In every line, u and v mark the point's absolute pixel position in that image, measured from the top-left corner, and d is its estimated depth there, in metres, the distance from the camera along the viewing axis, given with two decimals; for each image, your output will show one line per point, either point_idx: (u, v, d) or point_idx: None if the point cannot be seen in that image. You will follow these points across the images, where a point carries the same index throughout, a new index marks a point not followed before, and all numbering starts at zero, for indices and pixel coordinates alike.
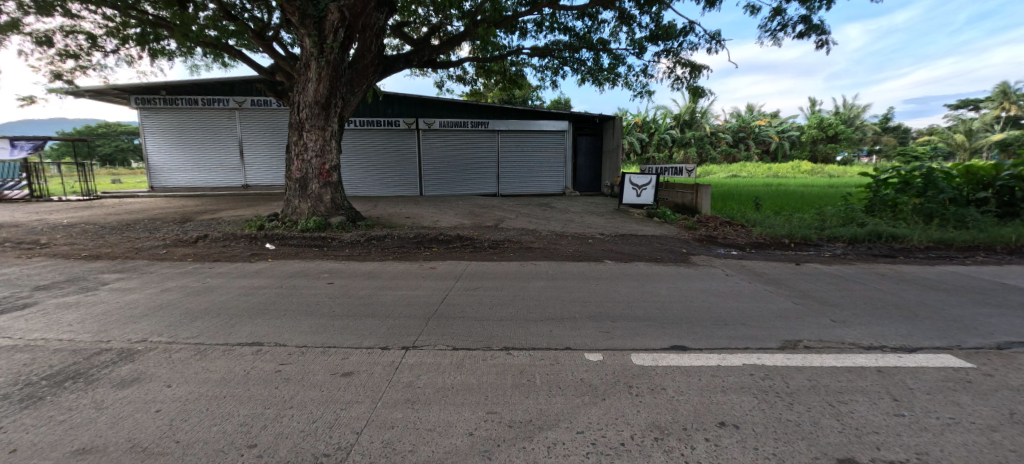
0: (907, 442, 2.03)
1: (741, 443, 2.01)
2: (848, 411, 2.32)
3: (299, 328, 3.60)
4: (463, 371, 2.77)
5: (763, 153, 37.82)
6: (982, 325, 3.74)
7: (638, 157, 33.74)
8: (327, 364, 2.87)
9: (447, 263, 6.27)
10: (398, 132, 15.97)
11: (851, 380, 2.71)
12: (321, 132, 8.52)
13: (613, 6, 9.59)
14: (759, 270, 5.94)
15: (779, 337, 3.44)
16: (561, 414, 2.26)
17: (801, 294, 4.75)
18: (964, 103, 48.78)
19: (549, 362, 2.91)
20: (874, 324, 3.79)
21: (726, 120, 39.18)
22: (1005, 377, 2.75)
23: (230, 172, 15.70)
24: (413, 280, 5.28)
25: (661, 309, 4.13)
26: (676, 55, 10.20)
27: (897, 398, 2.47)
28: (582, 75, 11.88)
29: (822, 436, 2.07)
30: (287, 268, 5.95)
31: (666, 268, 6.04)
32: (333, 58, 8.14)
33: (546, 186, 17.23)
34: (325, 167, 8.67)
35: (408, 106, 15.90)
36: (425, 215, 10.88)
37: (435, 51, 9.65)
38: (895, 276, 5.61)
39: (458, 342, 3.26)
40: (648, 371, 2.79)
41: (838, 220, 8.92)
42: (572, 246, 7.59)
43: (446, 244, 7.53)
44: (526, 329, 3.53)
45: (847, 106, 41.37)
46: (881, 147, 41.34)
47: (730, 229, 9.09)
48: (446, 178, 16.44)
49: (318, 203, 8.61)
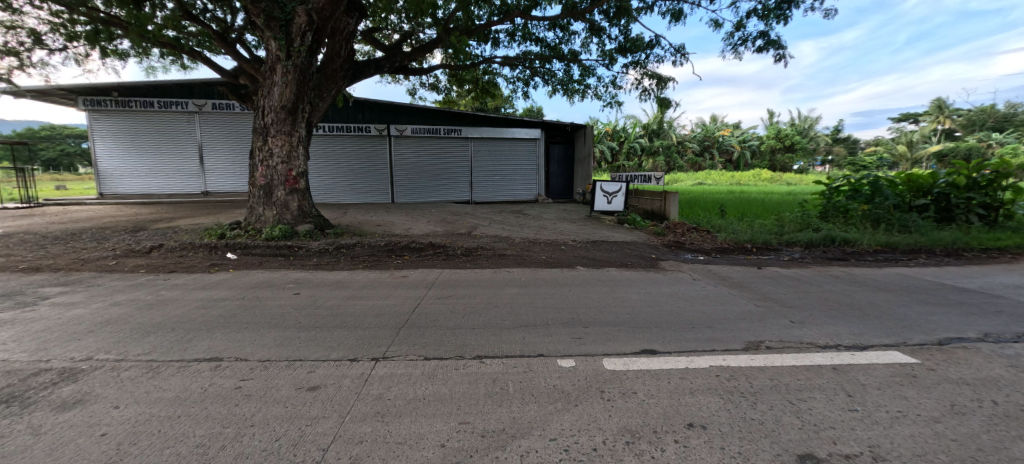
0: (861, 436, 2.15)
1: (708, 443, 2.06)
2: (807, 408, 2.43)
3: (261, 341, 3.44)
4: (436, 381, 2.72)
5: (727, 162, 39.46)
6: (925, 323, 4.01)
7: (608, 165, 34.43)
8: (292, 378, 2.76)
9: (419, 271, 6.17)
10: (369, 138, 15.72)
11: (809, 378, 2.83)
12: (288, 137, 8.27)
13: (584, 18, 9.87)
14: (724, 274, 6.16)
15: (743, 339, 3.57)
16: (534, 421, 2.25)
17: (763, 296, 4.96)
18: (905, 117, 52.60)
19: (521, 370, 2.91)
20: (830, 323, 4.00)
21: (692, 130, 40.71)
22: (946, 371, 2.96)
23: (189, 178, 14.97)
24: (383, 289, 5.17)
25: (631, 314, 4.20)
26: (644, 66, 10.58)
27: (851, 394, 2.61)
28: (553, 85, 12.12)
29: (784, 434, 2.16)
30: (251, 279, 5.71)
31: (635, 273, 6.16)
32: (301, 62, 7.95)
33: (518, 193, 17.31)
34: (291, 173, 8.40)
35: (379, 112, 15.77)
36: (396, 222, 10.69)
37: (407, 57, 9.55)
38: (847, 278, 5.94)
39: (429, 351, 3.21)
40: (620, 376, 2.82)
41: (796, 226, 9.39)
42: (545, 252, 7.66)
43: (419, 252, 7.44)
44: (498, 337, 3.52)
45: (803, 118, 43.71)
46: (833, 157, 43.92)
47: (696, 235, 9.40)
48: (418, 184, 16.24)
49: (285, 210, 8.31)
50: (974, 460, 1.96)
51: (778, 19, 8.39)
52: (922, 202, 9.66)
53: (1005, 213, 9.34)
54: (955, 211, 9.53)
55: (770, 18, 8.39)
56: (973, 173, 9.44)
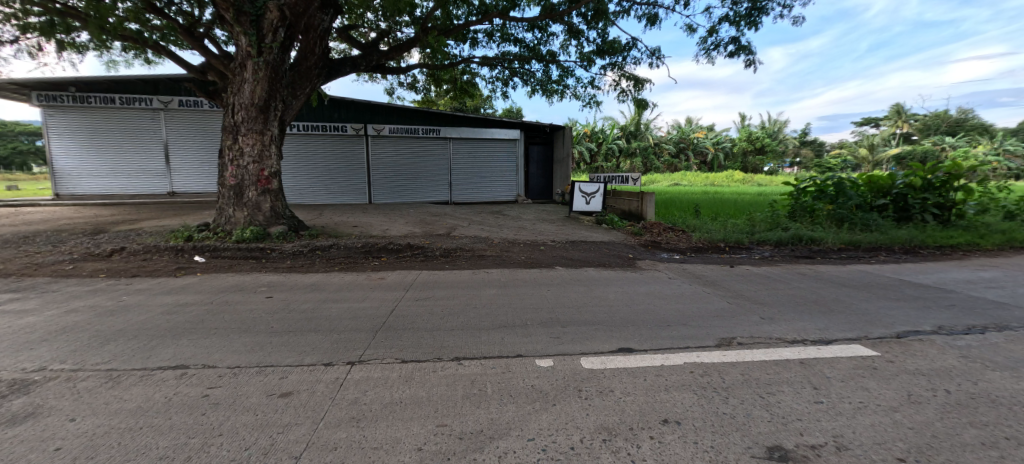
0: (825, 427, 2.24)
1: (682, 438, 2.11)
2: (776, 402, 2.51)
3: (230, 347, 3.33)
4: (413, 384, 2.69)
5: (702, 164, 40.51)
6: (884, 317, 4.22)
7: (587, 166, 34.84)
8: (263, 385, 2.68)
9: (397, 273, 6.09)
10: (345, 138, 15.42)
11: (778, 372, 2.93)
12: (259, 136, 8.02)
13: (562, 20, 9.95)
14: (698, 273, 6.32)
15: (716, 335, 3.66)
16: (513, 421, 2.25)
17: (735, 294, 5.10)
18: (867, 121, 55.08)
19: (500, 370, 2.91)
20: (797, 319, 4.15)
21: (668, 131, 41.65)
22: (904, 362, 3.12)
23: (153, 178, 14.33)
24: (359, 291, 5.07)
25: (609, 313, 4.26)
26: (621, 69, 10.75)
27: (817, 386, 2.71)
28: (532, 86, 12.18)
29: (754, 427, 2.23)
30: (220, 282, 5.51)
31: (613, 273, 6.25)
32: (273, 59, 7.73)
33: (498, 193, 17.29)
34: (264, 173, 8.16)
35: (356, 111, 15.48)
36: (374, 223, 10.52)
37: (384, 56, 9.42)
38: (814, 275, 6.18)
39: (407, 354, 3.17)
40: (597, 374, 2.85)
41: (766, 225, 9.72)
42: (524, 253, 7.67)
43: (397, 254, 7.34)
44: (477, 338, 3.51)
45: (772, 121, 45.26)
46: (801, 160, 45.63)
47: (672, 235, 9.62)
48: (396, 185, 16.02)
49: (256, 211, 8.05)
50: (928, 447, 2.07)
51: (749, 25, 8.67)
52: (882, 202, 10.14)
53: (957, 212, 9.89)
54: (912, 211, 10.04)
55: (741, 24, 8.64)
56: (928, 175, 9.97)
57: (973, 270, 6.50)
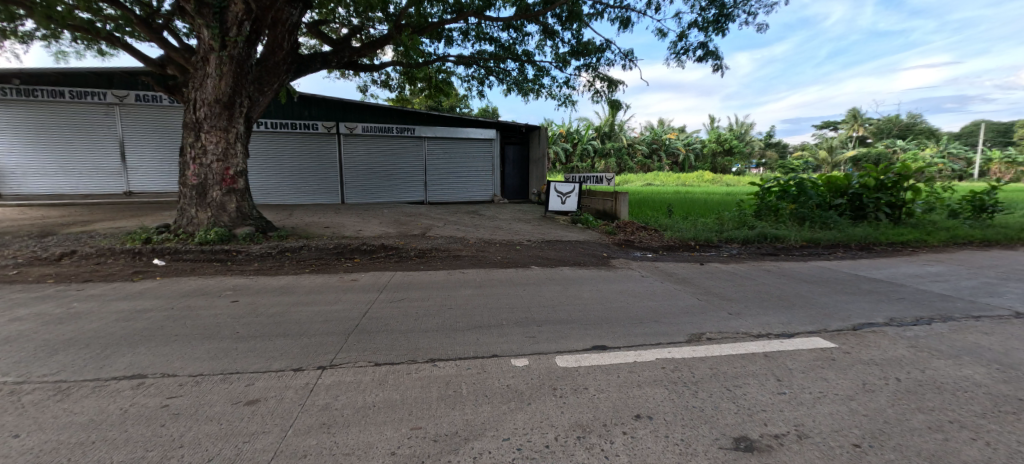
0: (788, 417, 2.34)
1: (654, 433, 2.16)
2: (742, 394, 2.61)
3: (192, 355, 3.18)
4: (387, 387, 2.65)
5: (673, 164, 41.59)
6: (841, 310, 4.45)
7: (562, 166, 35.19)
8: (228, 393, 2.57)
9: (370, 275, 5.97)
10: (316, 136, 15.00)
11: (744, 365, 3.05)
12: (223, 134, 7.70)
13: (537, 21, 10.01)
14: (670, 271, 6.49)
15: (686, 331, 3.77)
16: (487, 422, 2.25)
17: (704, 291, 5.26)
18: (826, 125, 57.82)
19: (475, 371, 2.90)
20: (762, 314, 4.33)
21: (641, 133, 42.58)
22: (859, 353, 3.30)
23: (108, 177, 13.53)
24: (331, 294, 4.95)
25: (583, 312, 4.32)
26: (595, 70, 10.91)
27: (780, 378, 2.83)
28: (507, 85, 12.19)
29: (721, 419, 2.31)
30: (182, 287, 5.25)
31: (588, 271, 6.34)
32: (237, 53, 7.44)
33: (473, 193, 17.21)
34: (229, 172, 7.84)
35: (328, 109, 15.06)
36: (347, 223, 10.28)
37: (356, 52, 9.21)
38: (777, 272, 6.45)
39: (380, 357, 3.12)
40: (571, 372, 2.88)
41: (733, 224, 10.08)
42: (500, 252, 7.67)
43: (370, 255, 7.20)
44: (452, 340, 3.48)
45: (740, 123, 46.93)
46: (766, 161, 47.50)
47: (645, 233, 9.84)
48: (369, 184, 15.72)
49: (221, 212, 7.73)
50: (881, 433, 2.20)
51: (717, 31, 8.95)
52: (840, 202, 10.67)
53: (906, 211, 10.52)
54: (866, 209, 10.59)
55: (709, 30, 8.92)
56: (880, 176, 10.55)
57: (921, 265, 6.93)
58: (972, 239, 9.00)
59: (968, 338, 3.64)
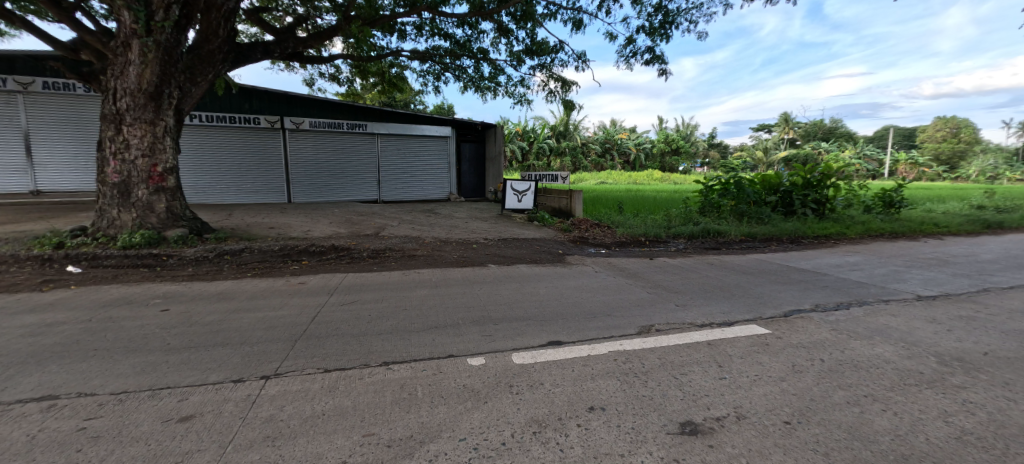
0: (728, 400, 2.50)
1: (606, 423, 2.24)
2: (687, 381, 2.76)
3: (115, 370, 2.89)
4: (337, 394, 2.54)
5: (625, 164, 43.16)
6: (774, 299, 4.82)
7: (519, 165, 35.49)
8: (157, 410, 2.36)
9: (320, 277, 5.71)
10: (257, 131, 14.08)
11: (689, 354, 3.22)
12: (150, 126, 7.04)
13: (491, 18, 9.98)
14: (622, 266, 6.73)
15: (637, 324, 3.93)
16: (444, 423, 2.23)
17: (654, 284, 5.51)
18: (761, 128, 62.26)
19: (430, 372, 2.85)
20: (705, 304, 4.59)
21: (594, 132, 43.80)
22: (789, 338, 3.59)
23: (10, 174, 11.96)
24: (275, 298, 4.68)
25: (539, 308, 4.37)
26: (550, 70, 11.07)
27: (721, 364, 3.03)
28: (463, 82, 12.09)
29: (669, 405, 2.43)
30: (102, 296, 4.76)
31: (544, 268, 6.43)
32: (165, 39, 6.81)
33: (429, 191, 16.91)
34: (156, 169, 7.18)
35: (271, 102, 14.18)
36: (293, 224, 9.76)
37: (301, 43, 8.74)
38: (719, 264, 6.88)
39: (330, 362, 3.00)
40: (527, 369, 2.92)
41: (680, 220, 10.62)
42: (457, 252, 7.60)
43: (319, 256, 6.88)
44: (407, 341, 3.41)
45: (686, 125, 49.46)
46: (710, 160, 50.40)
47: (598, 230, 10.14)
48: (318, 182, 15.01)
49: (148, 212, 7.07)
50: (808, 410, 2.41)
51: (664, 36, 9.35)
52: (773, 199, 11.53)
53: (829, 207, 11.55)
54: (795, 206, 11.51)
55: (656, 35, 9.31)
56: (807, 175, 11.52)
57: (842, 256, 7.65)
58: (883, 232, 10.06)
59: (879, 320, 4.07)
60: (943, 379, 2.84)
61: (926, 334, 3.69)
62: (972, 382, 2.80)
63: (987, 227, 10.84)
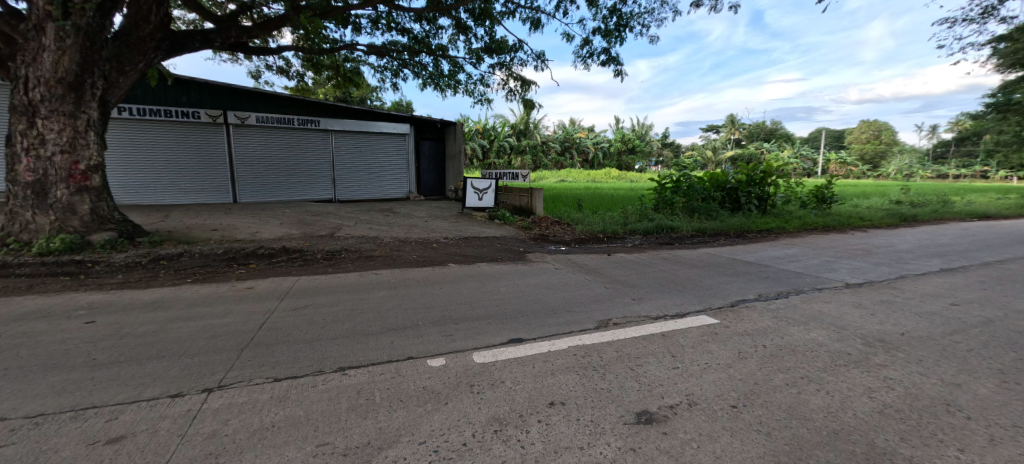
0: (681, 389, 2.62)
1: (566, 417, 2.28)
2: (643, 372, 2.86)
3: (30, 391, 2.60)
4: (288, 404, 2.42)
5: (584, 162, 44.10)
6: (722, 290, 5.11)
7: (480, 163, 35.41)
8: (80, 433, 2.15)
9: (269, 281, 5.42)
10: (197, 126, 13.12)
11: (644, 345, 3.35)
12: (69, 119, 6.37)
13: (449, 14, 9.85)
14: (581, 262, 6.88)
15: (595, 318, 4.03)
16: (402, 427, 2.18)
17: (611, 279, 5.67)
18: (710, 128, 65.58)
19: (389, 376, 2.78)
20: (659, 297, 4.79)
21: (554, 131, 44.36)
22: (735, 326, 3.82)
23: None
24: (219, 305, 4.38)
25: (500, 306, 4.39)
26: (509, 68, 11.09)
27: (674, 355, 3.16)
28: (423, 79, 11.87)
29: (626, 396, 2.51)
30: (14, 308, 4.26)
31: (505, 266, 6.46)
32: (86, 23, 6.20)
33: (387, 190, 16.47)
34: (78, 167, 6.52)
35: (212, 95, 13.26)
36: (240, 225, 9.19)
37: (246, 33, 8.20)
38: (672, 259, 7.19)
39: (280, 371, 2.85)
40: (488, 367, 2.91)
41: (636, 217, 10.99)
42: (416, 251, 7.47)
43: (269, 259, 6.54)
44: (365, 345, 3.30)
45: (641, 125, 51.22)
46: (664, 159, 52.49)
47: (558, 228, 10.30)
48: (266, 181, 14.21)
49: (69, 215, 6.40)
50: (752, 393, 2.57)
51: (619, 38, 9.62)
52: (721, 196, 12.19)
53: (770, 203, 12.37)
54: (740, 202, 12.24)
55: (610, 37, 9.57)
56: (750, 173, 12.26)
57: (781, 248, 8.23)
58: (817, 226, 10.91)
59: (814, 307, 4.41)
60: (867, 359, 3.12)
61: (854, 319, 4.04)
62: (891, 361, 3.09)
63: (904, 220, 12.03)
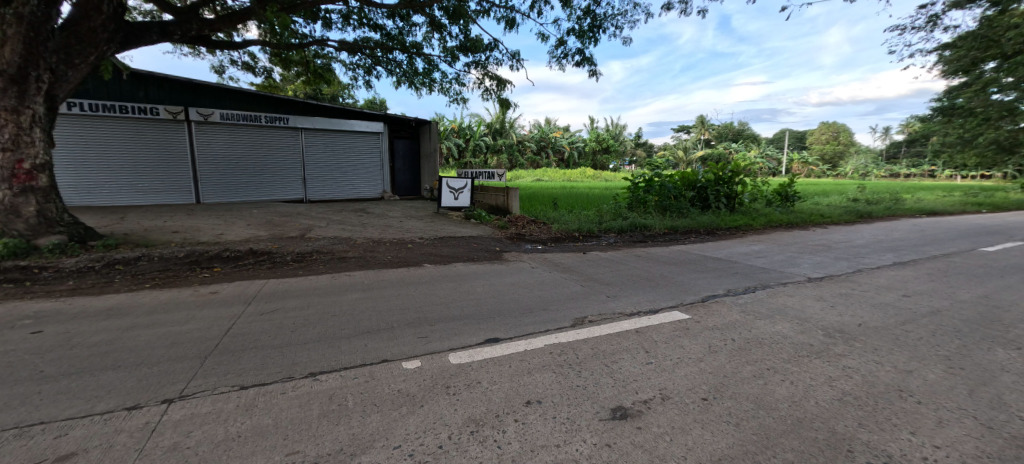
0: (655, 384, 2.67)
1: (543, 416, 2.28)
2: (618, 368, 2.91)
3: None
4: (255, 413, 2.33)
5: (559, 161, 44.43)
6: (693, 286, 5.26)
7: (455, 162, 35.14)
8: (25, 452, 2.00)
9: (236, 285, 5.22)
10: (156, 123, 12.47)
11: (619, 342, 3.40)
12: (11, 115, 5.94)
13: (423, 12, 9.72)
14: (557, 261, 6.93)
15: (571, 316, 4.07)
16: (376, 432, 2.13)
17: (587, 277, 5.73)
18: (681, 128, 67.29)
19: (362, 380, 2.72)
20: (633, 294, 4.88)
21: (529, 130, 44.49)
22: (706, 321, 3.93)
23: None
24: (181, 311, 4.18)
25: (477, 306, 4.36)
26: (484, 67, 11.05)
27: (647, 350, 3.23)
28: (397, 76, 11.67)
29: (601, 393, 2.54)
30: None
31: (481, 266, 6.43)
32: (30, 12, 5.79)
33: (360, 190, 16.12)
34: (23, 166, 6.09)
35: (172, 91, 12.64)
36: (203, 227, 8.80)
37: (208, 26, 7.83)
38: (646, 256, 7.34)
39: (248, 379, 2.74)
40: (464, 368, 2.89)
41: (610, 216, 11.15)
42: (390, 252, 7.34)
43: (235, 262, 6.29)
44: (337, 349, 3.22)
45: (615, 125, 52.05)
46: (637, 159, 53.52)
47: (534, 227, 10.34)
48: (232, 181, 13.66)
49: (13, 217, 5.97)
50: (722, 386, 2.65)
51: (593, 40, 9.73)
52: (692, 194, 12.52)
53: (737, 201, 12.80)
54: (710, 200, 12.61)
55: (585, 38, 9.67)
56: (719, 172, 12.65)
57: (749, 245, 8.54)
58: (781, 223, 11.37)
59: (779, 301, 4.59)
60: (828, 349, 3.27)
61: (815, 311, 4.24)
62: (849, 350, 3.26)
63: (860, 217, 12.69)
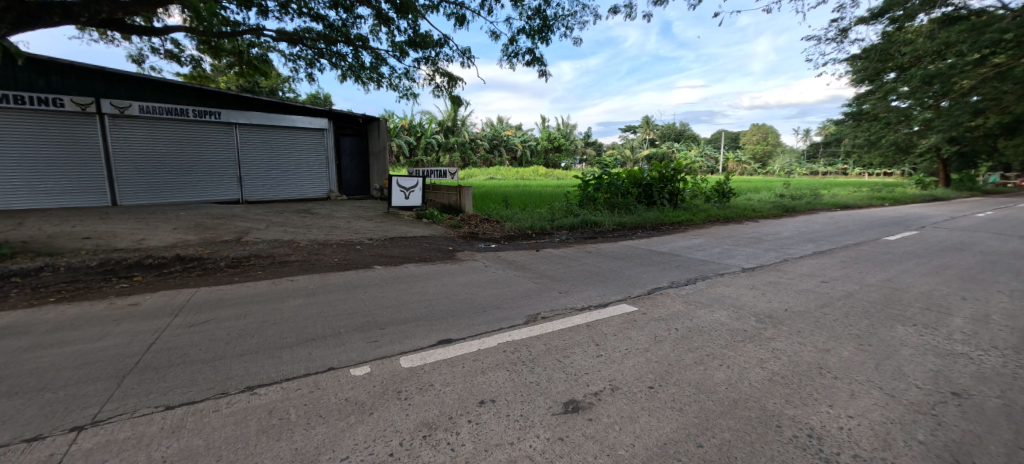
0: (605, 376, 2.76)
1: (497, 415, 2.29)
2: (570, 362, 2.97)
3: None
4: (184, 434, 2.13)
5: (512, 160, 44.57)
6: (640, 280, 5.48)
7: (406, 161, 34.17)
8: None
9: (161, 295, 4.76)
10: (60, 115, 11.08)
11: (571, 337, 3.48)
12: None
13: (369, 4, 9.38)
14: (510, 259, 6.97)
15: (525, 314, 4.10)
16: (322, 444, 2.03)
17: (540, 274, 5.81)
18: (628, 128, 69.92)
19: (306, 391, 2.58)
20: (584, 289, 5.02)
21: (482, 129, 44.30)
22: (652, 313, 4.12)
23: None
24: (94, 326, 3.75)
25: (429, 307, 4.29)
26: (434, 64, 10.86)
27: (598, 343, 3.33)
28: (341, 70, 11.17)
29: (554, 388, 2.59)
30: None
31: (433, 266, 6.33)
32: None
33: (304, 189, 15.28)
34: None
35: (80, 80, 11.31)
36: (121, 232, 7.94)
37: (122, 9, 7.04)
38: (596, 252, 7.56)
39: (175, 397, 2.51)
40: (416, 372, 2.82)
41: (562, 213, 11.37)
42: (337, 254, 7.03)
43: (159, 270, 5.73)
44: (278, 359, 3.03)
45: (566, 124, 53.08)
46: (588, 157, 54.95)
47: (487, 225, 10.31)
48: (155, 180, 12.44)
49: None
50: (667, 373, 2.79)
51: (543, 39, 9.87)
52: (638, 192, 13.04)
53: (679, 198, 13.53)
54: (655, 197, 13.22)
55: (535, 38, 9.78)
56: (663, 170, 13.27)
57: (690, 239, 9.05)
58: (718, 218, 12.17)
59: (717, 291, 4.90)
60: (760, 333, 3.54)
61: (748, 299, 4.57)
62: (778, 334, 3.54)
63: (786, 211, 13.85)
